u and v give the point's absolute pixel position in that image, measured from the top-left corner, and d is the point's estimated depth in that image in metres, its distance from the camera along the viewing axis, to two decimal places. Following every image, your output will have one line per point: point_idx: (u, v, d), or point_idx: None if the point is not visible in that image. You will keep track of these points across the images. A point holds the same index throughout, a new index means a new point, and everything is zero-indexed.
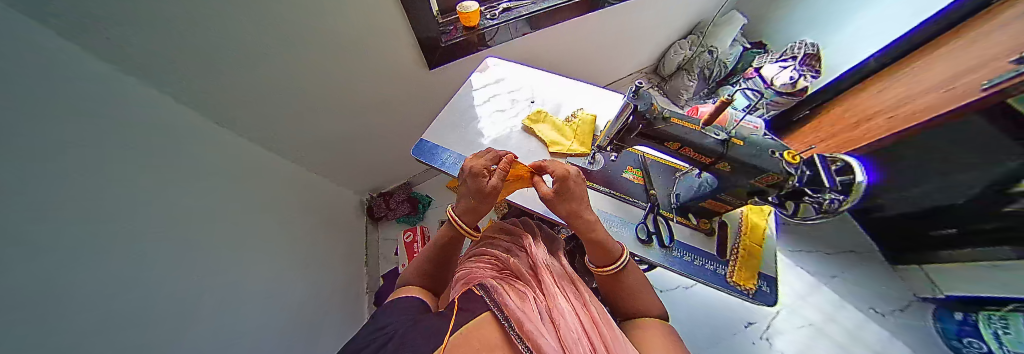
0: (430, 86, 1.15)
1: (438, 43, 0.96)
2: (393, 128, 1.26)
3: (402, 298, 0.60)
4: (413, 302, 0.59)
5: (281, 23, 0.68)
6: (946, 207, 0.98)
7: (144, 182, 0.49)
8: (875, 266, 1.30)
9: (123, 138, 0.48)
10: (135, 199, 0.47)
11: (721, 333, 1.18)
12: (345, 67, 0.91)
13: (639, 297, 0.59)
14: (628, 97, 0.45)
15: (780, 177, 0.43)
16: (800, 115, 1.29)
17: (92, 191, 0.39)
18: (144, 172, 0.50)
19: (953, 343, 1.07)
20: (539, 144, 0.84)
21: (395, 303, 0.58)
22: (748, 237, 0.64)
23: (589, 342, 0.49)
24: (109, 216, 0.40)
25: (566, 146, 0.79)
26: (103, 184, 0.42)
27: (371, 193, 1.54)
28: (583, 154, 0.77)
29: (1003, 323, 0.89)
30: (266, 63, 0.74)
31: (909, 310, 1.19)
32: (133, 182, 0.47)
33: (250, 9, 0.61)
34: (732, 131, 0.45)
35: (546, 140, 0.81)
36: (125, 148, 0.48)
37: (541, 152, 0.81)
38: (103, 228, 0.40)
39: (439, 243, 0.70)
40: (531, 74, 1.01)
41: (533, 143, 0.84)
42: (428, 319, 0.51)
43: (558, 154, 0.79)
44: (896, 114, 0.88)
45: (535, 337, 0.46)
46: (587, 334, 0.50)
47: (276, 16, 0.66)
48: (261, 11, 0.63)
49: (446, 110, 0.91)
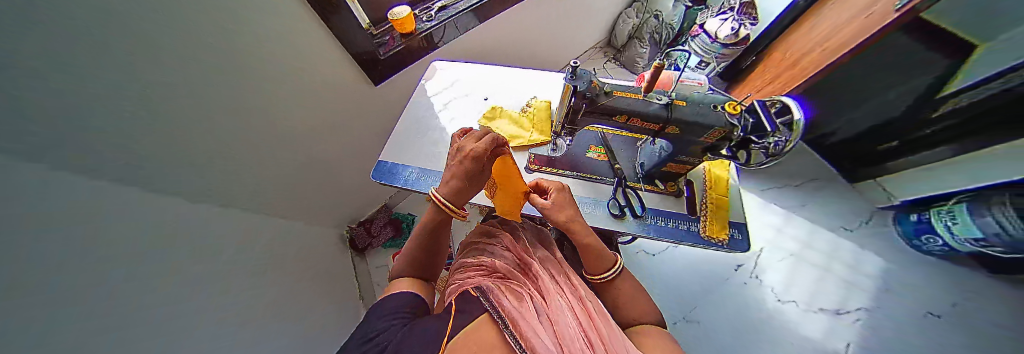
0: (378, 100, 1.10)
1: (376, 57, 0.93)
2: (352, 151, 1.19)
3: (393, 298, 0.56)
4: (405, 302, 0.55)
5: (216, 57, 0.63)
6: (887, 120, 1.08)
7: (111, 257, 0.45)
8: (838, 188, 1.38)
9: (91, 211, 0.43)
10: (103, 276, 0.42)
11: (714, 282, 1.23)
12: (288, 95, 0.84)
13: (633, 301, 0.58)
14: (566, 78, 0.44)
15: (726, 130, 0.45)
16: (748, 62, 1.36)
17: (57, 274, 0.35)
18: (114, 245, 0.46)
19: (913, 241, 1.18)
20: None
21: (385, 303, 0.54)
22: (713, 190, 0.66)
23: (586, 337, 0.47)
24: (84, 284, 0.39)
25: (527, 138, 0.76)
26: (67, 266, 0.37)
27: (350, 224, 1.40)
28: (545, 142, 0.75)
29: (949, 216, 1.00)
30: (218, 104, 0.68)
31: (872, 221, 1.29)
32: (100, 258, 0.42)
33: (185, 48, 0.56)
34: (673, 93, 0.46)
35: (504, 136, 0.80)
36: (93, 220, 0.43)
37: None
38: (70, 317, 0.35)
39: (427, 228, 0.64)
40: (481, 70, 0.98)
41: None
42: (422, 323, 0.48)
43: (519, 147, 0.78)
44: (828, 47, 0.94)
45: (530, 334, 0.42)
46: (584, 329, 0.49)
47: (211, 51, 0.61)
48: (196, 48, 0.57)
49: (401, 123, 0.86)
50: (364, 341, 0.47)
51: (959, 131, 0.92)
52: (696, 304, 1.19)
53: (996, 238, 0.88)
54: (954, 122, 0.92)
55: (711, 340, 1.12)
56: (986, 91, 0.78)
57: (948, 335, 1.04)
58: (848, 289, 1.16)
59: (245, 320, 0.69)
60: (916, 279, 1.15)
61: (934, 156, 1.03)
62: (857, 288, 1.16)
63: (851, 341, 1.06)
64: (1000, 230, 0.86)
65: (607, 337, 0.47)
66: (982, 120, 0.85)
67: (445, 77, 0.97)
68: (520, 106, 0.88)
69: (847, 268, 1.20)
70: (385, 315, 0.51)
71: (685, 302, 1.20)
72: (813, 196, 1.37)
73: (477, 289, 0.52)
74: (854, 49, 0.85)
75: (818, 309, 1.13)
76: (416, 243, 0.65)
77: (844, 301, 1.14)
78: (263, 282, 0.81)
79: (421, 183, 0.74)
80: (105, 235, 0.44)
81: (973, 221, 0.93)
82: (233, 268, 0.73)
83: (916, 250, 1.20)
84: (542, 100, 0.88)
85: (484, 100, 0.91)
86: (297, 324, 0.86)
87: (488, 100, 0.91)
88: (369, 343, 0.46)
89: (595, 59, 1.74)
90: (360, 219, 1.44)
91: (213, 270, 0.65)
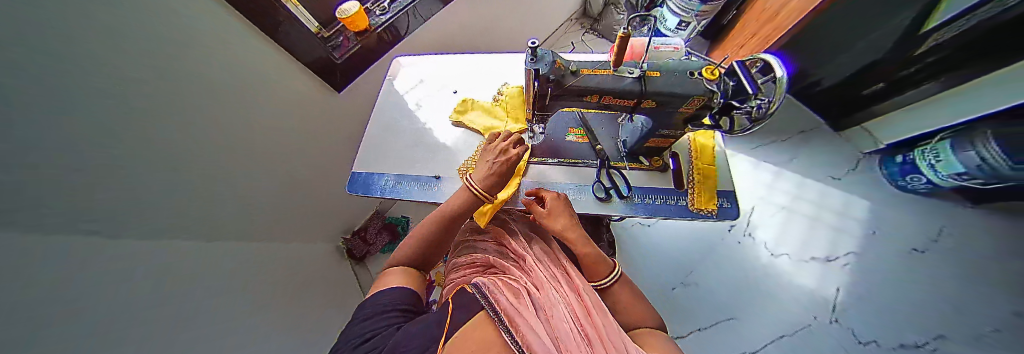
0: (345, 106, 1.03)
1: (331, 62, 0.85)
2: (330, 161, 1.13)
3: (391, 290, 0.47)
4: (404, 296, 0.47)
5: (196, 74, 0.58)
6: (872, 62, 1.05)
7: (101, 301, 0.41)
8: (826, 137, 1.37)
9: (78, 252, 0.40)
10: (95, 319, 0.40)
11: (709, 246, 1.24)
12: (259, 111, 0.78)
13: (630, 307, 0.54)
14: (526, 62, 0.40)
15: (705, 98, 0.42)
16: (728, 18, 1.29)
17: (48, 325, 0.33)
18: (102, 287, 0.42)
19: (899, 183, 1.19)
20: (475, 134, 0.78)
21: (379, 297, 0.46)
22: (700, 160, 0.63)
23: (583, 331, 0.43)
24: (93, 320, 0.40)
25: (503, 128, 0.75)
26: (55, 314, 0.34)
27: (344, 236, 1.33)
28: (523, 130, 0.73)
29: (933, 154, 1.01)
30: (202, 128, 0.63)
31: (859, 166, 1.30)
32: (88, 302, 0.40)
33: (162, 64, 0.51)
34: (645, 64, 0.42)
35: (479, 128, 0.76)
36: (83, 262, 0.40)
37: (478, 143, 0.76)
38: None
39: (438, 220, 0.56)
40: (449, 61, 0.93)
41: (469, 134, 0.78)
42: (415, 323, 0.41)
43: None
44: None
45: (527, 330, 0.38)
46: (581, 324, 0.45)
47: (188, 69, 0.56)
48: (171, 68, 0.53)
49: (370, 126, 0.81)
50: (357, 341, 0.39)
51: (941, 64, 0.92)
52: (693, 269, 1.21)
53: (978, 170, 0.92)
54: (945, 56, 0.89)
55: (709, 301, 1.15)
56: (971, 20, 0.76)
57: (930, 267, 1.09)
58: (838, 236, 1.18)
59: (257, 338, 0.70)
60: (901, 218, 1.18)
61: (919, 93, 1.02)
62: (845, 233, 1.18)
63: (841, 285, 1.10)
64: (980, 163, 0.90)
65: (604, 330, 0.43)
66: (970, 48, 0.83)
67: (411, 72, 0.90)
68: (492, 96, 0.83)
69: (837, 215, 1.22)
70: (382, 311, 0.43)
71: (683, 268, 1.22)
72: (802, 148, 1.37)
73: (473, 284, 0.47)
74: None
75: (810, 258, 1.16)
76: (427, 229, 0.56)
77: (834, 248, 1.17)
78: (264, 304, 0.79)
79: (398, 190, 0.69)
80: (98, 263, 0.43)
81: (954, 156, 0.95)
82: (235, 294, 0.70)
83: (900, 190, 1.22)
84: (514, 86, 0.83)
85: (454, 93, 0.86)
86: (304, 339, 0.87)
87: (459, 93, 0.86)
88: (364, 345, 0.38)
89: (573, 32, 1.65)
90: (354, 229, 1.38)
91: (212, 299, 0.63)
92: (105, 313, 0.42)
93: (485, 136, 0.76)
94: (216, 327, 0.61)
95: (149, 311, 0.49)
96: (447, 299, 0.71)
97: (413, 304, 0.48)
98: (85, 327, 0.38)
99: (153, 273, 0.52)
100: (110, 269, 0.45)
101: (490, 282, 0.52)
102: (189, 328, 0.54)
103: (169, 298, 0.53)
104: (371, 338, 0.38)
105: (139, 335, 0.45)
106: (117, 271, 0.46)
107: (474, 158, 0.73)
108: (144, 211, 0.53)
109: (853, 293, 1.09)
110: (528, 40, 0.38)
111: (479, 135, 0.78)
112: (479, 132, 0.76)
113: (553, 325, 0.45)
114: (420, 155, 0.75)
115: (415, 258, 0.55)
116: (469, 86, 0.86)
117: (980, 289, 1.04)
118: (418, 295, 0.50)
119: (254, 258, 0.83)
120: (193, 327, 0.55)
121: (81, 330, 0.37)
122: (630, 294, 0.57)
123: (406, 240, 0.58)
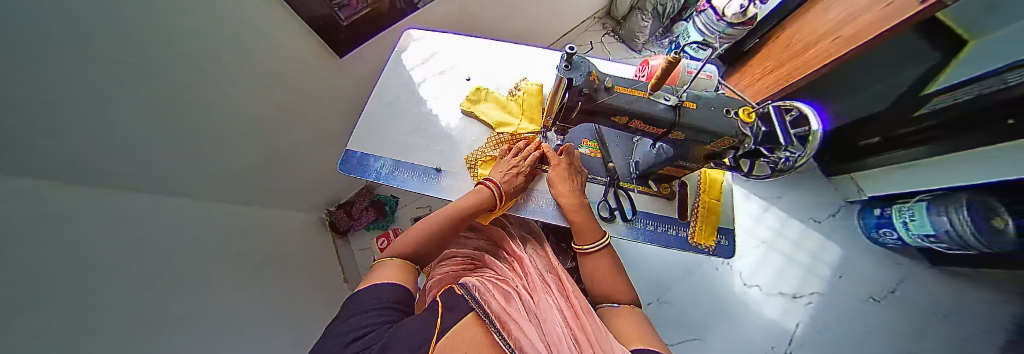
0: (346, 74, 0.96)
1: (335, 22, 0.76)
2: (321, 130, 1.06)
3: (380, 287, 0.43)
4: (394, 294, 0.43)
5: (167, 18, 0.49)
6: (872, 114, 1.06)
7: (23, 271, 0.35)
8: (815, 180, 1.42)
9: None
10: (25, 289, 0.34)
11: (689, 269, 1.28)
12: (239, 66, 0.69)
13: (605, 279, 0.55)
14: (560, 69, 0.37)
15: (735, 140, 0.41)
16: (751, 43, 1.25)
17: None
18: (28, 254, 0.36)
19: (872, 235, 1.25)
20: (483, 127, 0.74)
21: (370, 293, 0.42)
22: (706, 194, 0.63)
23: (573, 336, 0.44)
24: (21, 272, 0.35)
25: (515, 127, 0.71)
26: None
27: (329, 207, 1.29)
28: (536, 133, 0.71)
29: (909, 212, 1.04)
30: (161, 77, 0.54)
31: (840, 213, 1.35)
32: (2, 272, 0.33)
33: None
34: (684, 93, 0.41)
35: (489, 122, 0.72)
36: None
37: (486, 136, 0.72)
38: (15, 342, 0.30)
39: (444, 216, 0.56)
40: (464, 43, 0.86)
41: (476, 127, 0.73)
42: (408, 321, 0.37)
43: (506, 137, 0.71)
44: (843, 33, 0.80)
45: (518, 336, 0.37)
46: (571, 329, 0.45)
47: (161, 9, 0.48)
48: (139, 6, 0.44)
49: (371, 101, 0.75)
50: (342, 341, 0.34)
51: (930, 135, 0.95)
52: (672, 287, 1.25)
53: (946, 235, 0.93)
54: (932, 125, 0.92)
55: (682, 319, 1.19)
56: (973, 90, 0.76)
57: (886, 317, 1.15)
58: (807, 276, 1.24)
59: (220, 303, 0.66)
60: (868, 268, 1.24)
61: (901, 157, 1.06)
62: (815, 275, 1.24)
63: (801, 321, 1.16)
64: (950, 229, 0.90)
65: (593, 334, 0.43)
66: (954, 124, 0.87)
67: (423, 49, 0.84)
68: (507, 90, 0.78)
69: (811, 257, 1.27)
70: (370, 309, 0.39)
71: (662, 286, 1.25)
72: (793, 188, 1.41)
73: (462, 284, 0.45)
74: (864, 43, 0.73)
75: (778, 292, 1.21)
76: (436, 223, 0.55)
77: (801, 286, 1.22)
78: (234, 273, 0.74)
79: (393, 178, 0.65)
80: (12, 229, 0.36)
81: (928, 219, 0.96)
82: (197, 263, 0.65)
83: (872, 243, 1.28)
84: (533, 83, 0.78)
85: (465, 81, 0.81)
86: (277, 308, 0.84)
87: (472, 81, 0.81)
88: (354, 343, 0.33)
89: (594, 30, 1.59)
90: (339, 202, 1.32)
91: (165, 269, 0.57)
92: (27, 266, 0.36)
93: (494, 130, 0.72)
94: (175, 288, 0.57)
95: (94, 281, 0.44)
96: (430, 294, 0.68)
97: (405, 302, 0.44)
98: (41, 283, 0.36)
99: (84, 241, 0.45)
100: (18, 218, 0.37)
101: (479, 282, 0.50)
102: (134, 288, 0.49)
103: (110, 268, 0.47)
104: (361, 336, 0.34)
105: (97, 300, 0.42)
106: (24, 223, 0.38)
107: (481, 151, 0.70)
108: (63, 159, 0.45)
109: (811, 330, 1.15)
110: (566, 46, 0.35)
111: (487, 130, 0.73)
112: (489, 125, 0.72)
113: (544, 329, 0.44)
114: (421, 143, 0.70)
115: (419, 252, 0.53)
116: (483, 76, 0.81)
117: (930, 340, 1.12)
118: (410, 292, 0.47)
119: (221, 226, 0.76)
120: (141, 287, 0.51)
121: (13, 280, 0.33)
122: (614, 274, 0.55)
123: (410, 232, 0.55)
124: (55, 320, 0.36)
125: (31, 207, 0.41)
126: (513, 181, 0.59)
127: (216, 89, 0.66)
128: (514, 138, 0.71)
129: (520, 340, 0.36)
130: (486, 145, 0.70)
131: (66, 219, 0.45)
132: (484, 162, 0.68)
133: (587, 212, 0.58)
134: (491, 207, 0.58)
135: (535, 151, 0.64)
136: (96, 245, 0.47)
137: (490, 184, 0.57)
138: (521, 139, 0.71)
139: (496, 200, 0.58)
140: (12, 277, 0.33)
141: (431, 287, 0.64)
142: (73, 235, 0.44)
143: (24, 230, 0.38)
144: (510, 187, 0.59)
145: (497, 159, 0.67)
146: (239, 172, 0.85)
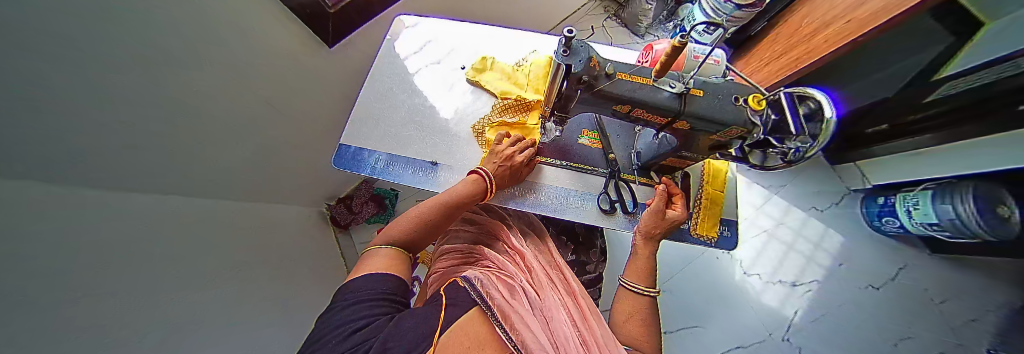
0: (336, 63, 0.93)
1: (323, 9, 0.74)
2: (314, 121, 1.03)
3: (376, 277, 0.40)
4: (391, 283, 0.40)
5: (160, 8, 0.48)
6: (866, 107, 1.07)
7: (60, 260, 0.38)
8: (820, 168, 1.39)
9: (13, 212, 0.35)
10: (58, 279, 0.36)
11: (690, 259, 1.28)
12: (238, 60, 0.68)
13: (629, 321, 0.50)
14: (559, 54, 0.36)
15: (744, 130, 0.39)
16: (757, 28, 1.21)
17: (17, 286, 0.30)
18: (56, 246, 0.38)
19: (874, 223, 1.22)
20: (491, 98, 0.73)
21: (368, 286, 0.38)
22: (710, 184, 0.62)
23: (582, 339, 0.44)
24: (57, 272, 0.36)
25: (519, 94, 0.70)
26: (21, 271, 0.32)
27: (329, 201, 1.29)
28: (538, 102, 0.69)
29: (913, 200, 1.00)
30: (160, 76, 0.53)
31: (843, 202, 1.32)
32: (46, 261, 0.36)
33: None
34: (690, 80, 0.39)
35: (495, 91, 0.72)
36: (24, 224, 0.35)
37: (491, 106, 0.71)
38: (54, 325, 0.32)
39: (432, 209, 0.52)
40: (464, 26, 0.83)
41: (483, 98, 0.74)
42: (409, 315, 0.36)
43: (512, 102, 0.70)
44: (853, 18, 0.74)
45: (523, 335, 0.34)
46: (580, 331, 0.46)
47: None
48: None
49: (364, 93, 0.72)
50: (344, 333, 0.32)
51: (941, 122, 0.91)
52: (671, 276, 1.25)
53: (949, 223, 0.91)
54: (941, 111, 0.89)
55: (681, 307, 1.20)
56: (987, 77, 0.72)
57: (887, 304, 1.15)
58: (808, 264, 1.23)
59: (235, 296, 0.68)
60: (870, 256, 1.23)
61: (909, 145, 1.04)
62: (816, 263, 1.23)
63: (800, 309, 1.16)
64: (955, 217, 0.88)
65: (599, 338, 0.44)
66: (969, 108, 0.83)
67: (416, 37, 0.80)
68: (518, 60, 0.77)
69: (813, 245, 1.26)
70: (370, 298, 0.36)
71: (662, 273, 1.24)
72: (796, 176, 1.38)
73: (463, 276, 0.42)
74: (864, 36, 0.71)
75: (778, 280, 1.21)
76: (423, 212, 0.51)
77: (801, 274, 1.22)
78: (243, 266, 0.76)
79: (390, 173, 0.63)
80: (44, 224, 0.38)
81: (931, 207, 0.93)
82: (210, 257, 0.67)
83: (874, 231, 1.26)
84: (543, 56, 0.77)
85: (462, 65, 0.78)
86: (288, 301, 0.85)
87: (466, 66, 0.78)
88: (354, 336, 0.31)
89: (595, 14, 1.51)
90: (339, 196, 1.32)
91: (186, 260, 0.60)
92: (58, 253, 0.38)
93: (500, 97, 0.71)
94: (191, 278, 0.58)
95: (121, 270, 0.46)
96: (431, 287, 0.67)
97: (403, 297, 0.41)
98: (72, 277, 0.38)
99: (109, 234, 0.47)
100: (45, 215, 0.39)
101: (482, 274, 0.48)
102: (158, 276, 0.51)
103: (138, 255, 0.50)
104: (364, 327, 0.32)
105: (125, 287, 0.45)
106: (53, 217, 0.40)
107: (488, 118, 0.70)
108: (72, 160, 0.46)
109: (809, 316, 1.15)
110: (566, 29, 0.33)
111: (494, 98, 0.73)
112: (493, 94, 0.72)
113: (552, 329, 0.43)
114: (417, 136, 0.68)
115: (413, 238, 0.50)
116: (478, 55, 0.79)
117: (936, 328, 1.11)
118: (405, 283, 0.43)
119: (218, 224, 0.76)
120: (163, 275, 0.53)
121: (43, 274, 0.34)
122: (633, 296, 0.53)
123: (400, 218, 0.52)
124: (95, 305, 0.39)
125: (60, 207, 0.43)
126: (507, 173, 0.57)
127: (217, 83, 0.66)
128: (519, 103, 0.70)
129: (525, 339, 0.34)
130: (492, 113, 0.70)
131: (95, 216, 0.47)
132: (493, 126, 0.68)
133: (653, 247, 0.56)
134: (478, 199, 0.55)
135: (531, 146, 0.61)
136: (124, 239, 0.49)
137: (480, 170, 0.55)
138: (527, 105, 0.70)
139: (489, 188, 0.55)
140: (42, 269, 0.35)
141: (433, 280, 0.64)
142: (104, 229, 0.47)
143: (51, 223, 0.39)
144: (503, 174, 0.57)
145: (507, 124, 0.66)
146: (239, 166, 0.85)
